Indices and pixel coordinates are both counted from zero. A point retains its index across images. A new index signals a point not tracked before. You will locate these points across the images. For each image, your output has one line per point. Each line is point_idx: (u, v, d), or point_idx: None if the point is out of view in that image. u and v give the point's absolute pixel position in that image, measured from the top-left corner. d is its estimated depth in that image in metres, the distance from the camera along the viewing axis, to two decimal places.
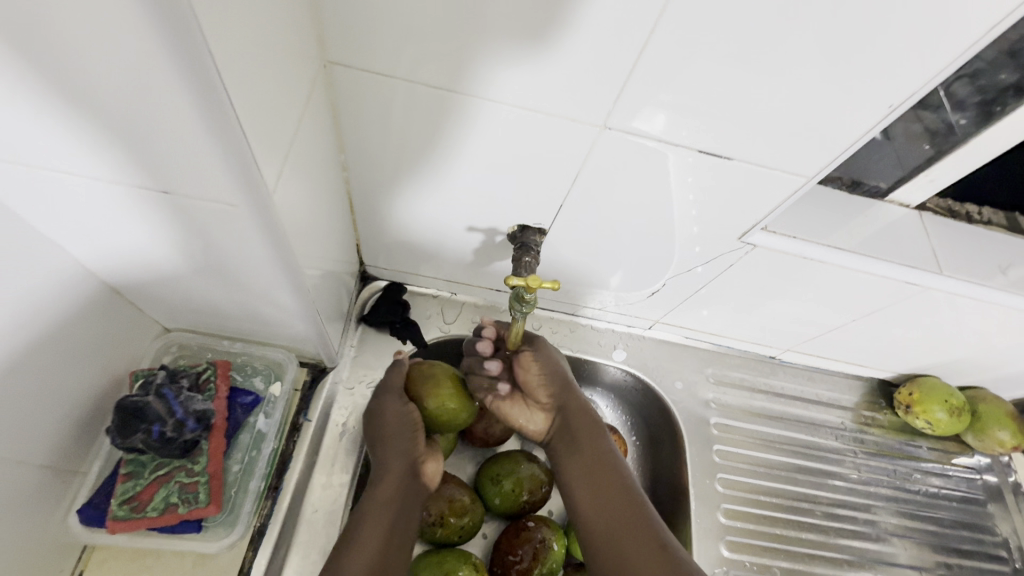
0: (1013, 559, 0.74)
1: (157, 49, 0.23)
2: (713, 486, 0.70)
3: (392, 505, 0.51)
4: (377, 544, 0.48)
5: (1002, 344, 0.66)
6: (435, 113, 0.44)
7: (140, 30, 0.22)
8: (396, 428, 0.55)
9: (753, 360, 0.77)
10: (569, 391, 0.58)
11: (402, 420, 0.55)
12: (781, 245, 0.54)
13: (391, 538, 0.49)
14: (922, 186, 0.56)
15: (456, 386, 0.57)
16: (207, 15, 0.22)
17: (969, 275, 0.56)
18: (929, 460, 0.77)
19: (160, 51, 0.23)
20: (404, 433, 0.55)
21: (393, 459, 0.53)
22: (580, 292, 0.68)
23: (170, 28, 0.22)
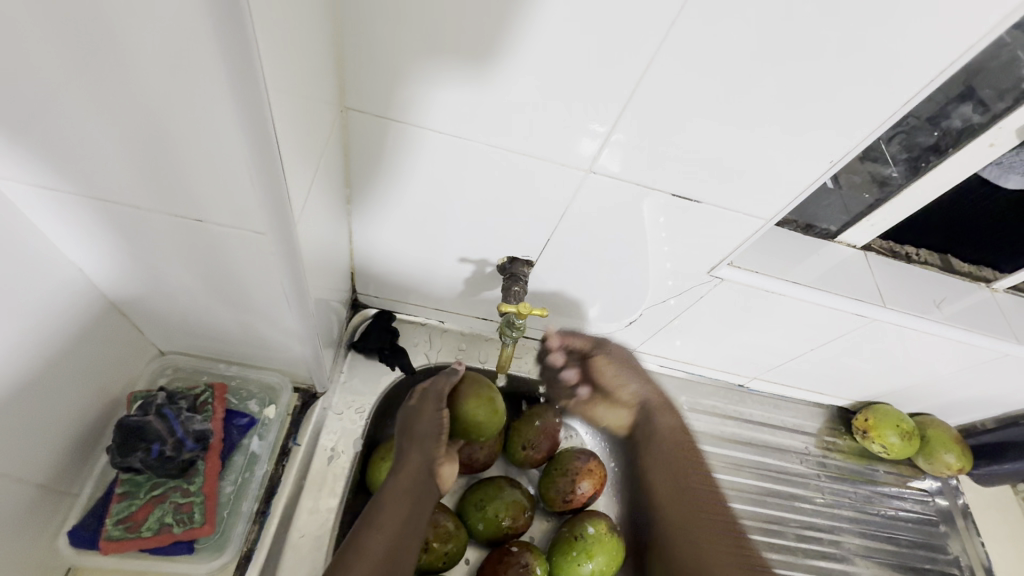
0: None
1: (221, 95, 0.26)
2: None
3: (409, 497, 0.54)
4: (391, 532, 0.51)
5: (943, 373, 0.73)
6: (438, 155, 0.49)
7: (210, 79, 0.26)
8: (425, 430, 0.59)
9: (724, 388, 0.82)
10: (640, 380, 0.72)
11: (431, 421, 0.59)
12: (745, 279, 0.59)
13: (406, 529, 0.52)
14: (866, 229, 0.64)
15: (490, 399, 0.61)
16: (267, 72, 0.26)
17: (910, 309, 0.63)
18: (886, 483, 0.82)
19: (223, 97, 0.26)
20: (431, 434, 0.59)
21: (413, 454, 0.57)
22: (563, 322, 0.72)
23: (236, 80, 0.26)
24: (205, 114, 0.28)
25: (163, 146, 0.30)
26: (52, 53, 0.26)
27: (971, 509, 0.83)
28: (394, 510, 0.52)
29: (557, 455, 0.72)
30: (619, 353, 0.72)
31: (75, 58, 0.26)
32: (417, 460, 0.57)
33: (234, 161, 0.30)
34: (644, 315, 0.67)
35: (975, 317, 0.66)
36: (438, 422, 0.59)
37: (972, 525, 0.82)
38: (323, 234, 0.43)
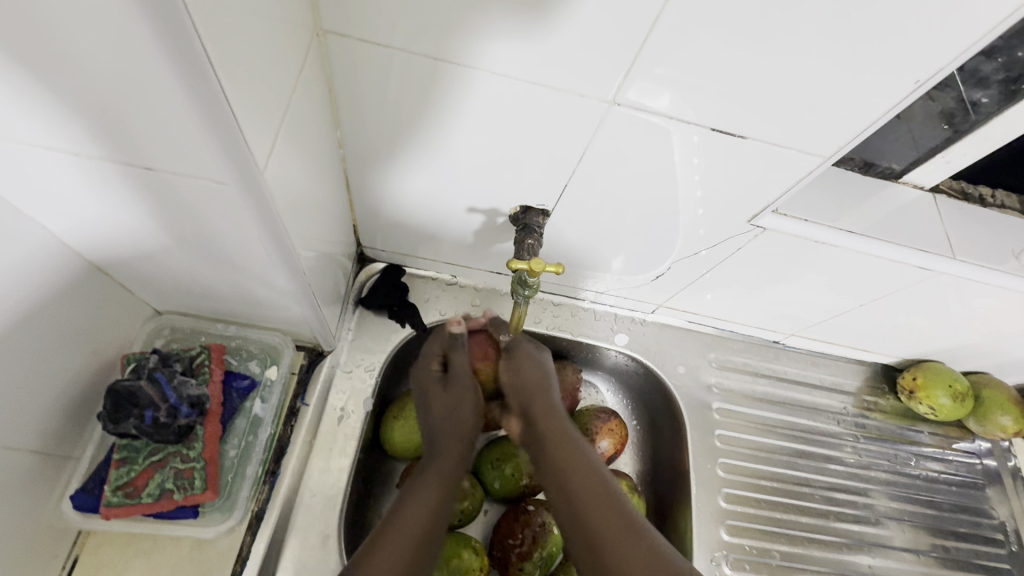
0: (1009, 542, 0.75)
1: (135, 12, 0.21)
2: (713, 470, 0.69)
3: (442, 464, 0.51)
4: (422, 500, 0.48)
5: (1008, 330, 0.66)
6: (434, 86, 0.42)
7: None
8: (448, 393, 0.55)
9: (757, 345, 0.77)
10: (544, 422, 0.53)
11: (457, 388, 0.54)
12: (791, 228, 0.52)
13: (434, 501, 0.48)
14: (937, 168, 0.55)
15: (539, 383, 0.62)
16: None
17: (985, 262, 0.55)
18: (929, 444, 0.77)
19: (139, 15, 0.21)
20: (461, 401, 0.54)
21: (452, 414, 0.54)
22: (583, 276, 0.66)
23: None
24: (122, 34, 0.22)
25: (89, 82, 0.24)
26: None
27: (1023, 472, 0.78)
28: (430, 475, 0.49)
29: (577, 413, 0.69)
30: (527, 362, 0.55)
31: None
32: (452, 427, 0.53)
33: (168, 93, 0.24)
34: (672, 269, 0.61)
35: None
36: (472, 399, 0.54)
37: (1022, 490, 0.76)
38: (305, 182, 0.38)
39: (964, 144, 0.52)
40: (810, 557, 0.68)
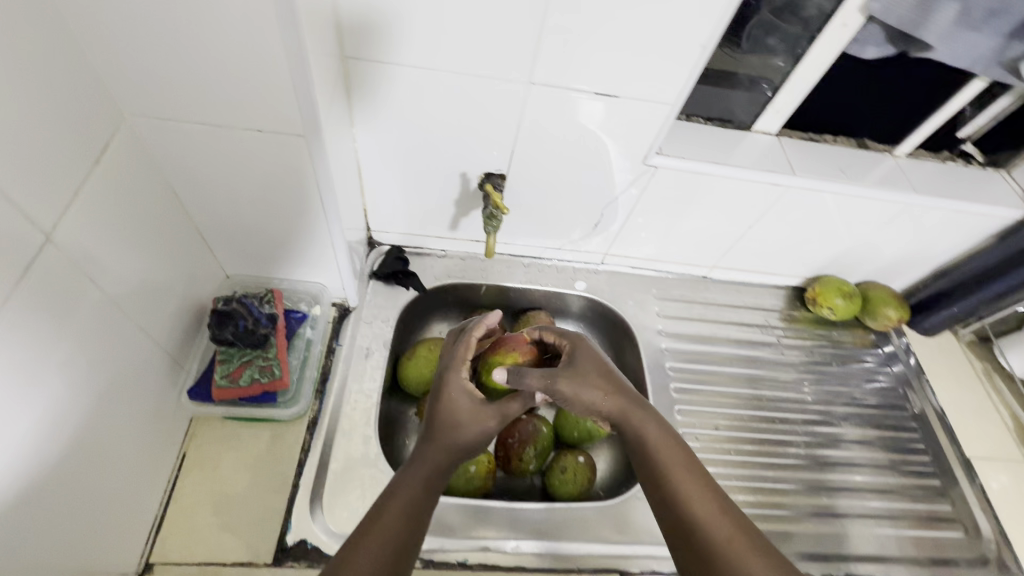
0: (911, 406, 0.90)
1: (257, 24, 0.41)
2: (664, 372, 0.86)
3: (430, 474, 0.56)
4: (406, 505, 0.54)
5: (869, 234, 0.86)
6: (416, 96, 0.63)
7: (250, 15, 0.41)
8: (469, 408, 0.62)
9: (690, 280, 0.96)
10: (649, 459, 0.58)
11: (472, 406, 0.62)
12: (675, 164, 0.72)
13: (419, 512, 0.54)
14: (774, 116, 0.76)
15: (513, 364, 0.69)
16: (280, 9, 0.40)
17: (819, 175, 0.76)
18: (840, 342, 0.96)
19: (261, 25, 0.41)
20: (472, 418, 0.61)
21: (447, 433, 0.60)
22: (541, 236, 0.86)
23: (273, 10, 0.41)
24: (253, 46, 0.43)
25: (227, 76, 0.45)
26: (158, 14, 0.41)
27: (925, 373, 0.93)
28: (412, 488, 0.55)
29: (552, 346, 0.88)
30: (594, 357, 0.64)
31: (168, 18, 0.41)
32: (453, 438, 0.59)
33: (278, 76, 0.45)
34: (606, 215, 0.82)
35: (877, 176, 0.78)
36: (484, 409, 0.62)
37: (925, 383, 0.91)
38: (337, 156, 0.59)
39: (783, 96, 0.73)
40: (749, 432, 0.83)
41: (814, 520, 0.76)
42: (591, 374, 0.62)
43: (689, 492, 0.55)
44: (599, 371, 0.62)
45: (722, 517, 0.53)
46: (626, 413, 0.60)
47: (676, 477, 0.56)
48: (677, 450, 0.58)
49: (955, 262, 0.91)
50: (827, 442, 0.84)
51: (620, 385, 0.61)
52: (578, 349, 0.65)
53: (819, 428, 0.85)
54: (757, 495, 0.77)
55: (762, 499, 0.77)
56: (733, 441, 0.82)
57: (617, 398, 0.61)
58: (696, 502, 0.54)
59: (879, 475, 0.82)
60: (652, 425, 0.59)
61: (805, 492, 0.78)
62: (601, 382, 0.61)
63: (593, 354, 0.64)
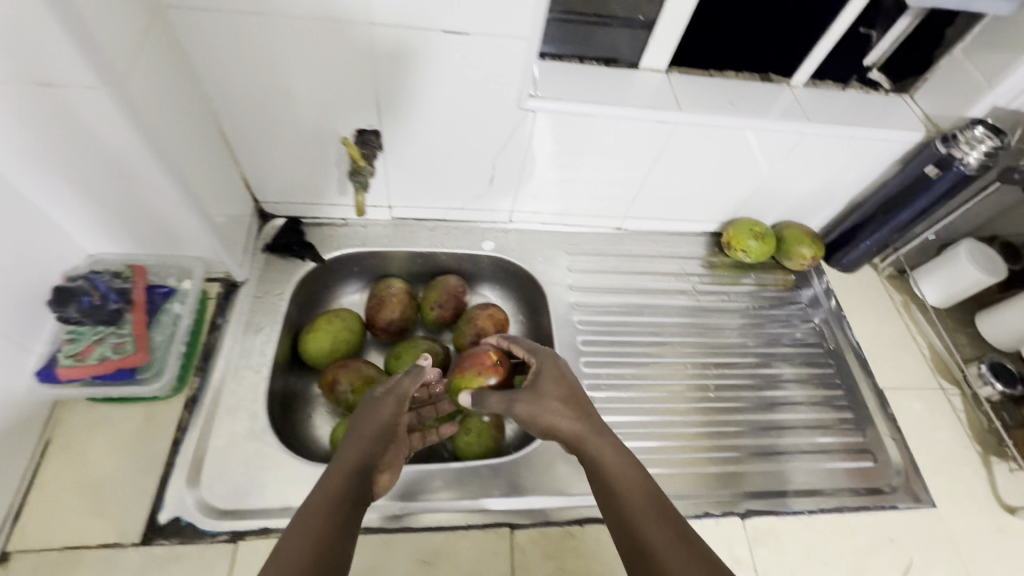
0: (826, 343, 0.88)
1: None
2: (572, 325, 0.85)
3: (346, 487, 0.53)
4: (323, 512, 0.49)
5: (773, 172, 0.84)
6: (255, 50, 0.60)
7: None
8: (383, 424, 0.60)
9: (604, 233, 0.94)
10: (603, 475, 0.57)
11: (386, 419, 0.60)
12: (551, 106, 0.69)
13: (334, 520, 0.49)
14: (657, 51, 0.73)
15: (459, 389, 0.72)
16: None
17: (706, 109, 0.73)
18: (759, 285, 0.94)
19: None
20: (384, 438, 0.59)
21: (359, 446, 0.57)
22: (439, 196, 0.83)
23: None
24: None
25: None
26: None
27: (846, 314, 0.91)
28: (331, 493, 0.51)
29: (461, 310, 0.87)
30: (555, 369, 0.67)
31: None
32: (364, 448, 0.57)
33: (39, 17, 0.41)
34: (498, 169, 0.79)
35: (769, 107, 0.76)
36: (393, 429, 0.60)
37: (846, 325, 0.89)
38: (167, 116, 0.55)
39: (662, 27, 0.70)
40: (659, 380, 0.81)
41: (759, 459, 0.75)
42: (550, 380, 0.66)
43: (645, 506, 0.53)
44: (560, 381, 0.65)
45: (675, 531, 0.51)
46: (584, 432, 0.60)
47: (625, 492, 0.55)
48: (627, 466, 0.57)
49: (865, 193, 0.89)
50: (769, 383, 0.83)
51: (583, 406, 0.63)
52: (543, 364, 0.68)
53: (762, 371, 0.84)
54: (665, 440, 0.75)
55: (669, 444, 0.75)
56: (641, 388, 0.80)
57: (583, 424, 0.61)
58: (649, 513, 0.52)
59: (794, 412, 0.80)
60: (608, 443, 0.59)
61: (716, 434, 0.77)
62: (560, 394, 0.64)
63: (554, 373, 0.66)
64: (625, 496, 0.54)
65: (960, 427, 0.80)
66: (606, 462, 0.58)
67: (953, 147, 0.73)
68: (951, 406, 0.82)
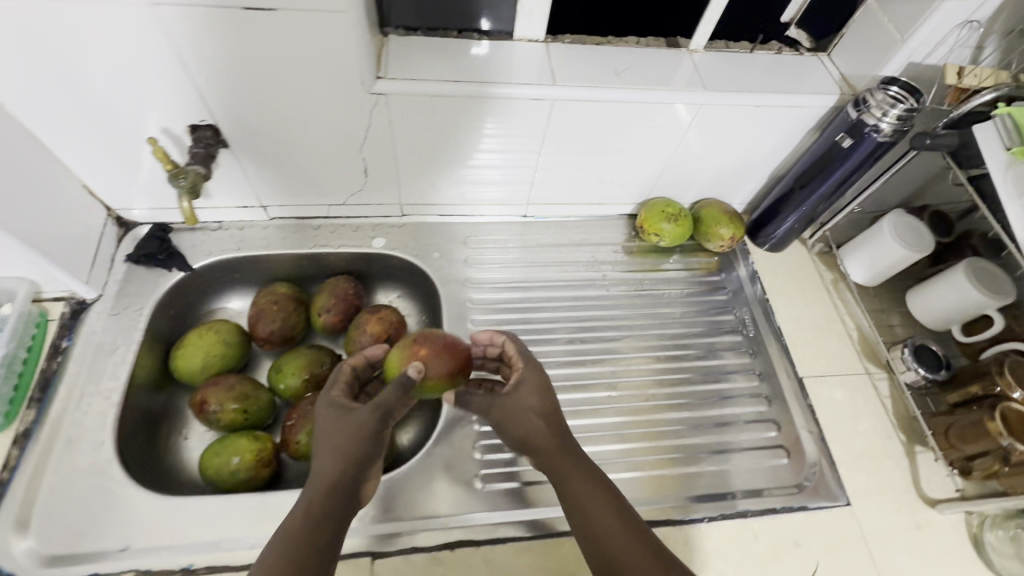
0: (746, 330, 0.81)
1: None
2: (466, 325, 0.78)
3: (317, 519, 0.51)
4: (287, 558, 0.48)
5: (678, 146, 0.76)
6: (37, 42, 0.52)
7: None
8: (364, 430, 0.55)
9: (508, 222, 0.87)
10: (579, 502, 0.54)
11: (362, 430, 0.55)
12: (402, 88, 0.62)
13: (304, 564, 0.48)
14: (527, 18, 0.65)
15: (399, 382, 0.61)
16: None
17: (588, 82, 0.66)
18: (679, 269, 0.87)
19: None
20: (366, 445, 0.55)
21: (330, 468, 0.53)
22: (313, 192, 0.76)
23: None
24: None
25: None
26: None
27: (768, 298, 0.84)
28: (301, 532, 0.50)
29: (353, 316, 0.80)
30: (532, 384, 0.60)
31: None
32: (335, 469, 0.53)
33: None
34: (368, 159, 0.71)
35: (661, 75, 0.68)
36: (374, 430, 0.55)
37: (768, 310, 0.83)
38: None
39: None
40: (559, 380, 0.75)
41: (706, 454, 0.70)
42: (523, 396, 0.59)
43: (622, 542, 0.51)
44: (535, 393, 0.59)
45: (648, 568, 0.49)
46: (560, 457, 0.56)
47: (600, 525, 0.52)
48: (582, 468, 0.56)
49: (786, 165, 0.81)
50: (714, 375, 0.77)
51: (553, 408, 0.59)
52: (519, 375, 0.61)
53: (708, 361, 0.78)
54: None
55: None
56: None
57: (553, 438, 0.57)
58: (623, 549, 0.51)
59: (707, 408, 0.74)
60: (588, 467, 0.56)
61: (619, 438, 0.70)
62: (538, 413, 0.58)
63: (528, 375, 0.61)
64: (602, 526, 0.52)
65: (884, 415, 0.74)
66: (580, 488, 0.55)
67: (863, 113, 0.65)
68: (876, 392, 0.76)
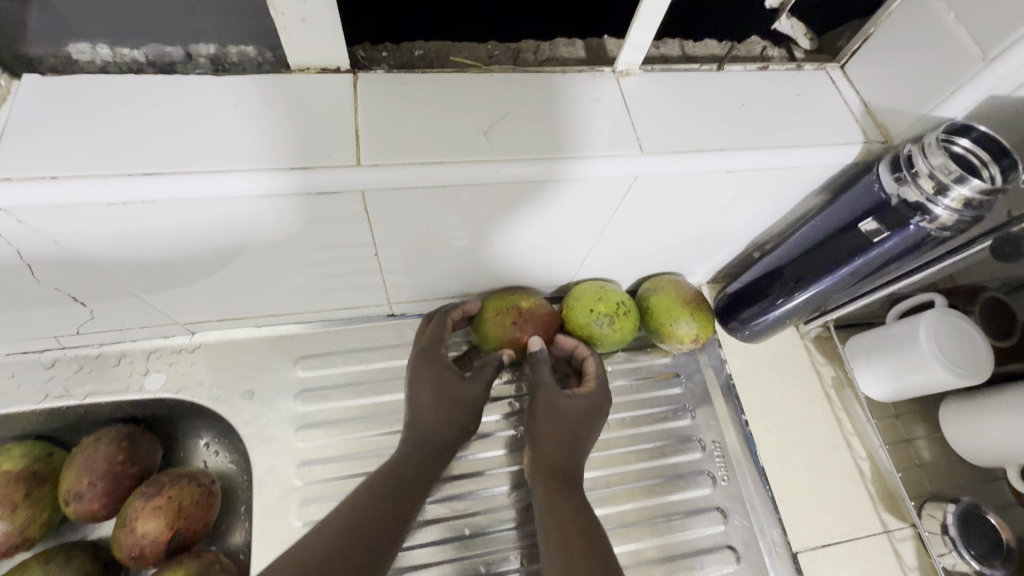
0: (715, 474, 0.56)
1: None
2: (292, 514, 0.50)
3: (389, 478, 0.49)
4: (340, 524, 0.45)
5: (603, 226, 0.48)
6: None
7: None
8: (458, 388, 0.52)
9: (368, 327, 0.57)
10: (564, 514, 0.47)
11: (472, 377, 0.53)
12: (43, 195, 0.32)
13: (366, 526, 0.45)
14: (304, 33, 0.36)
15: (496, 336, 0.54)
16: None
17: (424, 155, 0.37)
18: (623, 380, 0.59)
19: None
20: (456, 397, 0.52)
21: (420, 406, 0.51)
22: (8, 328, 0.46)
23: None
24: None
25: None
26: None
27: (745, 416, 0.58)
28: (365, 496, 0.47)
29: (125, 503, 0.52)
30: (598, 398, 0.53)
31: None
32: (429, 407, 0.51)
33: None
34: (72, 287, 0.41)
35: (550, 126, 0.40)
36: (474, 378, 0.53)
37: (746, 436, 0.57)
38: None
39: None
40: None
41: None
42: (574, 409, 0.52)
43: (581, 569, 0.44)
44: (592, 411, 0.53)
45: None
46: (562, 473, 0.50)
47: (570, 539, 0.45)
48: (573, 509, 0.48)
49: (773, 233, 0.54)
50: (674, 558, 0.52)
51: (585, 436, 0.52)
52: (591, 386, 0.54)
53: (671, 536, 0.53)
54: None
55: None
56: None
57: (569, 450, 0.51)
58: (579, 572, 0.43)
59: None
60: (580, 496, 0.49)
61: None
62: (579, 425, 0.52)
63: (593, 396, 0.53)
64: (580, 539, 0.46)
65: None
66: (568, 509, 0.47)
67: (906, 188, 0.39)
68: (901, 563, 0.53)
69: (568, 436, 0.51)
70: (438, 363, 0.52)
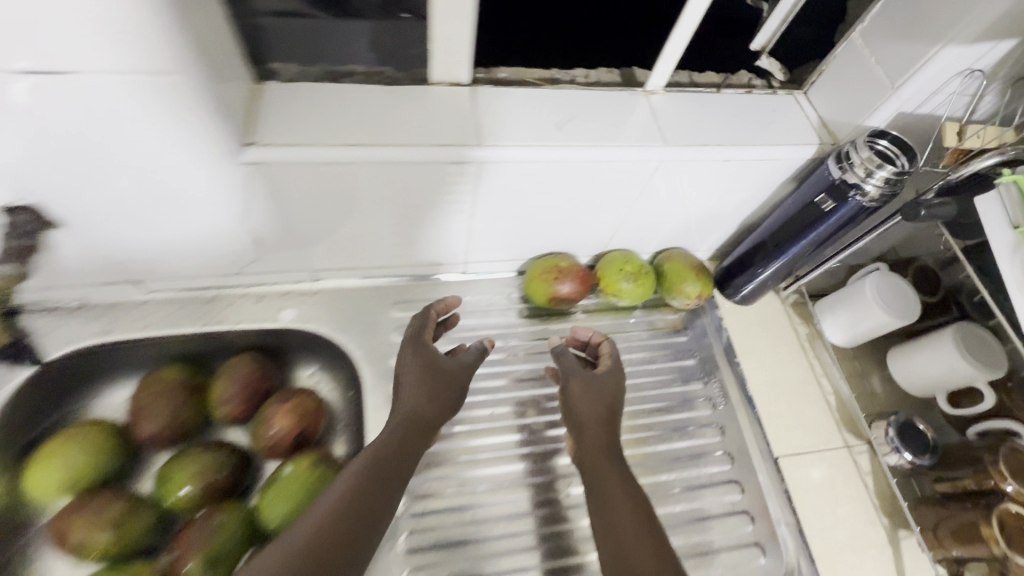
0: (714, 401, 0.72)
1: None
2: None
3: (386, 461, 0.53)
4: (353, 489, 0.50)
5: (634, 202, 0.65)
6: None
7: None
8: (445, 383, 0.60)
9: (446, 281, 0.74)
10: (612, 483, 0.56)
11: (448, 372, 0.61)
12: (283, 154, 0.49)
13: (367, 501, 0.50)
14: (446, 58, 0.53)
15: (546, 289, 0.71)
16: None
17: (523, 139, 0.54)
18: (640, 329, 0.76)
19: None
20: (445, 387, 0.60)
21: (410, 402, 0.58)
22: (195, 265, 0.62)
23: None
24: None
25: None
26: None
27: (738, 358, 0.75)
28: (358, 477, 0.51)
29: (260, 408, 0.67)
30: (616, 377, 0.65)
31: None
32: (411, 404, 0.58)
33: None
34: (259, 230, 0.58)
35: (603, 124, 0.57)
36: (449, 375, 0.61)
37: (738, 373, 0.73)
38: None
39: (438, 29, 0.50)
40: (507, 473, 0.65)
41: None
42: (607, 388, 0.64)
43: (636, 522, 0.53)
44: (614, 388, 0.65)
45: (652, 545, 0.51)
46: (602, 448, 0.59)
47: (621, 501, 0.55)
48: (620, 479, 0.57)
49: (759, 215, 0.71)
50: (685, 460, 0.68)
51: (615, 415, 0.63)
52: (609, 368, 0.65)
53: (682, 444, 0.69)
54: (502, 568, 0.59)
55: (514, 567, 0.60)
56: (481, 488, 0.64)
57: (602, 425, 0.61)
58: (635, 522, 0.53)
59: (673, 501, 0.65)
60: (620, 466, 0.59)
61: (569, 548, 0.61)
62: (606, 406, 0.63)
63: (611, 371, 0.65)
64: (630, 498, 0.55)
65: (865, 497, 0.67)
66: (613, 478, 0.57)
67: (847, 173, 0.56)
68: (858, 468, 0.69)
69: (601, 418, 0.61)
70: (427, 363, 0.61)
